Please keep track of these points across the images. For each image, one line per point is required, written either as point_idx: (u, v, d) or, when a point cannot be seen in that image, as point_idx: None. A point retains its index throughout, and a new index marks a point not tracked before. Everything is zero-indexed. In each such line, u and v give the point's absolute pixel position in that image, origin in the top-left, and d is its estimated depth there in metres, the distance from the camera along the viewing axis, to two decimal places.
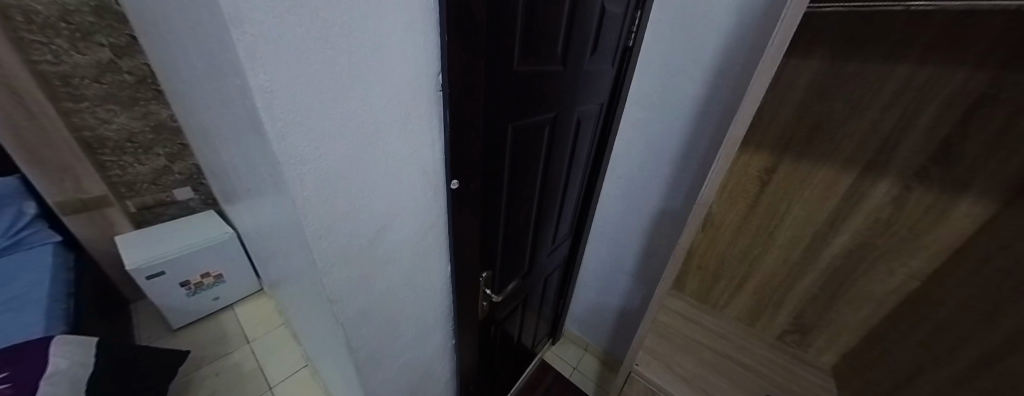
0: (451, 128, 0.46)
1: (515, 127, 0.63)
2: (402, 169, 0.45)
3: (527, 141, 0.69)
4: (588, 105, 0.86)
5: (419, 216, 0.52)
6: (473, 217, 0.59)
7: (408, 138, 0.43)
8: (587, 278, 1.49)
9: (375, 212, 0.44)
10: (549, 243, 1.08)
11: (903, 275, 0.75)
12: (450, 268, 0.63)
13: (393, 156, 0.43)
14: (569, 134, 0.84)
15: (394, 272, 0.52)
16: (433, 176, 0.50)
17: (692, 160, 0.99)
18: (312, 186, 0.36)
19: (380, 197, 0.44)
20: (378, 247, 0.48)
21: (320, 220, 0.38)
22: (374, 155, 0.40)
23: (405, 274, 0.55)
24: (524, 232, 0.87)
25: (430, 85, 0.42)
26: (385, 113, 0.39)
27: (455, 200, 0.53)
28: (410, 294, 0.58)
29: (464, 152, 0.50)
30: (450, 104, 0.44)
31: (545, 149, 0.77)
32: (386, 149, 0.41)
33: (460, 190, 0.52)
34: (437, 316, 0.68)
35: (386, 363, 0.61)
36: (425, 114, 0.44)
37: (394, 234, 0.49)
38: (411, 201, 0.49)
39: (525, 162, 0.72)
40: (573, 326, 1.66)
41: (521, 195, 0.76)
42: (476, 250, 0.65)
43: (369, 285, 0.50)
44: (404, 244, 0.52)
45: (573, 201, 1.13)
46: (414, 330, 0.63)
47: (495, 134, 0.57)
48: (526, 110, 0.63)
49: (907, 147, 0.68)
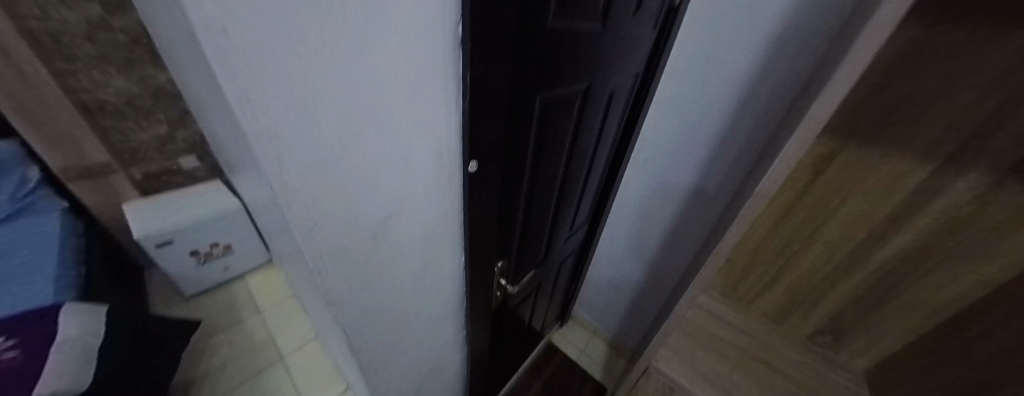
0: (470, 100, 0.37)
1: (541, 100, 0.53)
2: (409, 152, 0.36)
3: (554, 117, 0.59)
4: (621, 76, 0.74)
5: (429, 204, 0.44)
6: (490, 206, 0.51)
7: (418, 113, 0.34)
8: (600, 264, 1.43)
9: (378, 205, 0.37)
10: (566, 230, 1.01)
11: (970, 282, 0.64)
12: (463, 260, 0.57)
13: (400, 137, 0.34)
14: (599, 109, 0.73)
15: (400, 267, 0.45)
16: (446, 157, 0.42)
17: (735, 143, 0.88)
18: (298, 176, 0.27)
19: (384, 186, 0.36)
20: (382, 241, 0.40)
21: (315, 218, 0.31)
22: (377, 137, 0.32)
23: (413, 271, 0.48)
24: (543, 218, 0.80)
25: (446, 41, 0.32)
26: (390, 80, 0.29)
27: (474, 186, 0.45)
28: (418, 291, 0.52)
29: (484, 130, 0.41)
30: (471, 69, 0.34)
31: (571, 126, 0.68)
32: (391, 127, 0.32)
33: (478, 174, 0.44)
34: (447, 309, 0.63)
35: (393, 359, 0.56)
36: (439, 82, 0.35)
37: (400, 227, 0.41)
38: (420, 186, 0.41)
39: (549, 142, 0.62)
40: (582, 311, 1.63)
41: (541, 179, 0.68)
42: (491, 241, 0.58)
43: (375, 286, 0.43)
44: (413, 238, 0.44)
45: (594, 185, 1.04)
46: (422, 325, 0.58)
47: (519, 109, 0.48)
48: (556, 80, 0.53)
49: (1001, 137, 0.53)
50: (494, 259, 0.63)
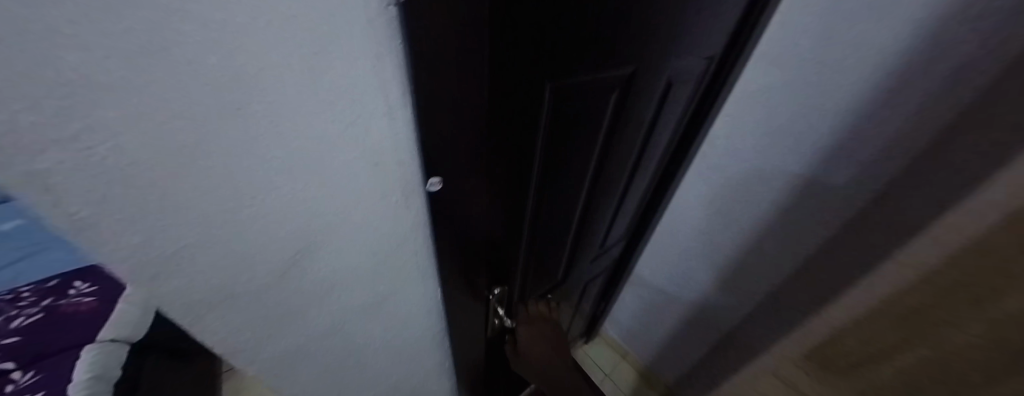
0: (427, 106, 0.24)
1: (555, 96, 0.38)
2: (341, 176, 0.26)
3: (574, 117, 0.44)
4: (684, 61, 0.53)
5: (377, 238, 0.31)
6: (474, 235, 0.39)
7: (343, 126, 0.23)
8: (637, 283, 1.23)
9: (298, 246, 0.27)
10: (595, 248, 0.85)
11: None
12: (440, 297, 0.44)
13: (316, 157, 0.23)
14: (647, 107, 0.55)
15: (335, 317, 0.34)
16: (391, 176, 0.28)
17: (840, 159, 0.59)
18: (144, 216, 0.19)
19: (308, 221, 0.26)
20: (298, 288, 0.29)
21: (184, 261, 0.23)
22: (255, 158, 0.21)
23: (375, 315, 0.38)
24: (564, 233, 0.66)
25: (378, 18, 0.20)
26: (280, 84, 0.19)
27: (436, 212, 0.32)
28: (386, 331, 0.42)
29: (454, 147, 0.28)
30: (420, 57, 0.21)
31: (604, 128, 0.51)
32: (299, 148, 0.22)
33: (441, 195, 0.31)
34: (427, 345, 0.52)
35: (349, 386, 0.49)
36: (376, 77, 0.22)
37: (324, 269, 0.30)
38: (352, 215, 0.28)
39: (567, 148, 0.48)
40: (612, 329, 1.43)
41: (555, 193, 0.53)
42: (481, 273, 0.46)
43: (317, 339, 0.34)
44: (367, 280, 0.34)
45: (637, 197, 0.84)
46: (390, 363, 0.48)
47: (520, 112, 0.34)
48: (580, 67, 0.37)
49: None
50: (488, 289, 0.52)
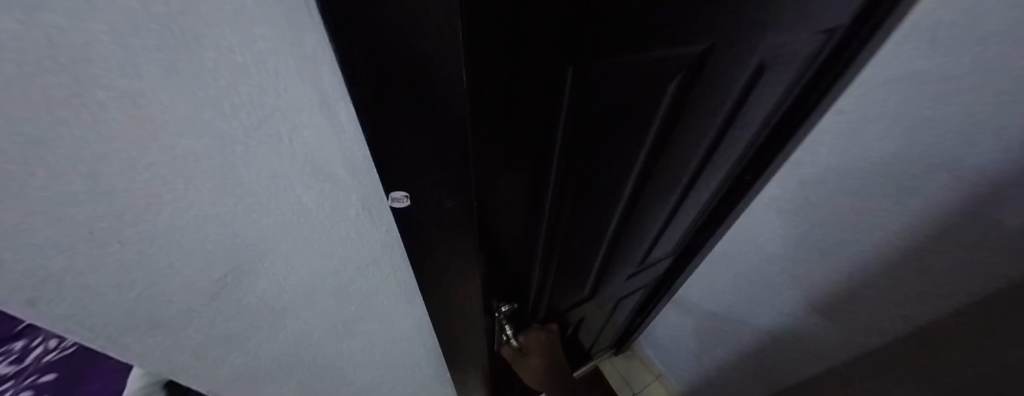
0: (370, 90, 0.17)
1: (580, 80, 0.27)
2: (267, 188, 0.19)
3: (612, 110, 0.32)
4: (813, 42, 0.35)
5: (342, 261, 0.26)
6: (466, 257, 0.31)
7: (255, 119, 0.17)
8: (669, 316, 1.01)
9: (227, 273, 0.21)
10: (632, 266, 0.71)
11: None
12: (433, 324, 0.38)
13: (223, 164, 0.17)
14: (728, 103, 0.39)
15: (307, 340, 0.30)
16: (351, 191, 0.22)
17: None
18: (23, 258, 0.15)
19: (236, 244, 0.20)
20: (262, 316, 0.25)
21: (70, 311, 0.17)
22: (147, 175, 0.16)
23: (350, 338, 0.33)
24: (592, 246, 0.56)
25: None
26: (126, 59, 0.12)
27: (412, 232, 0.26)
28: (371, 356, 0.37)
29: (423, 150, 0.21)
30: (336, 16, 0.13)
31: (657, 126, 0.38)
32: (192, 150, 0.16)
33: (413, 210, 0.24)
34: (426, 368, 0.47)
35: None
36: (287, 49, 0.15)
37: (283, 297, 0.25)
38: (309, 238, 0.23)
39: (599, 150, 0.37)
40: (646, 347, 1.26)
41: (579, 201, 0.43)
42: (479, 295, 0.39)
43: (279, 358, 0.30)
44: (332, 304, 0.28)
45: (676, 226, 0.63)
46: (385, 385, 0.44)
47: (525, 99, 0.25)
48: (625, 41, 0.25)
49: None
50: (490, 307, 0.45)
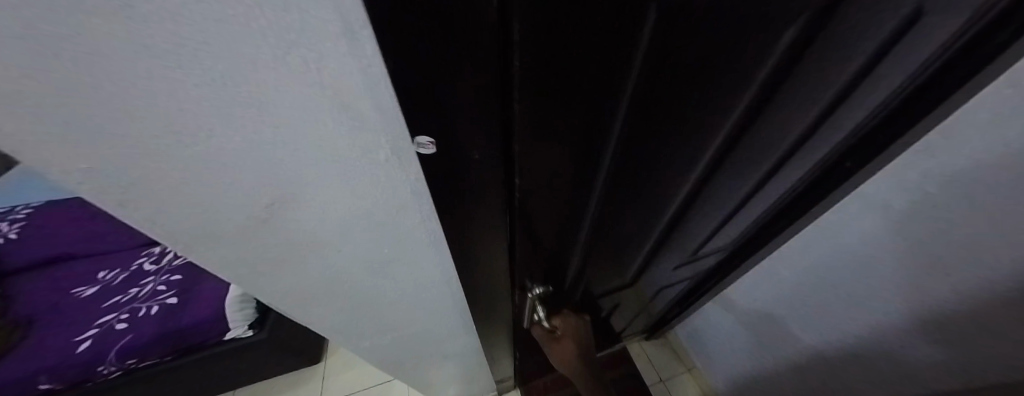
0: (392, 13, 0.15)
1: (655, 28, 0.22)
2: (303, 124, 0.20)
3: (692, 73, 0.26)
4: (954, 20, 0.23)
5: (373, 209, 0.27)
6: (492, 206, 0.32)
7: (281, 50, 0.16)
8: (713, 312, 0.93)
9: (276, 202, 0.23)
10: (682, 255, 0.65)
11: None
12: (460, 278, 0.40)
13: (257, 94, 0.17)
14: (853, 79, 0.29)
15: (347, 276, 0.33)
16: (376, 145, 0.22)
17: None
18: (113, 172, 0.18)
19: (281, 179, 0.22)
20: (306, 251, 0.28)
21: (155, 208, 0.21)
22: (195, 113, 0.17)
23: (384, 277, 0.35)
24: (637, 233, 0.53)
25: None
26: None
27: (438, 184, 0.26)
28: (403, 297, 0.40)
29: (447, 84, 0.19)
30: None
31: (744, 97, 0.31)
32: (230, 79, 0.16)
33: (439, 160, 0.24)
34: (454, 318, 0.50)
35: (384, 346, 0.51)
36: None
37: (324, 238, 0.28)
38: (342, 186, 0.24)
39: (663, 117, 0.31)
40: (681, 337, 1.20)
41: (629, 178, 0.39)
42: (505, 249, 0.39)
43: (324, 285, 0.33)
44: (367, 244, 0.30)
45: (740, 226, 0.55)
46: (418, 326, 0.48)
47: (580, 46, 0.21)
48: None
49: None
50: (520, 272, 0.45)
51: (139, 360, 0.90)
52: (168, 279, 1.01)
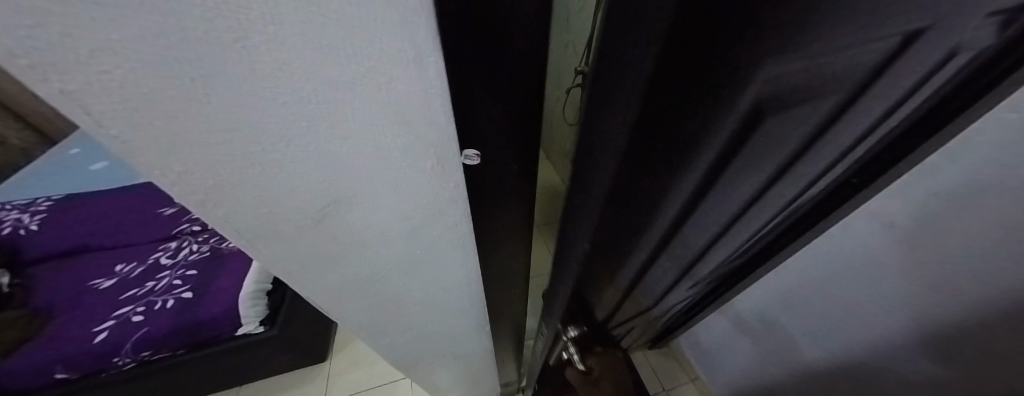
0: (465, 39, 0.18)
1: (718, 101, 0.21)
2: (364, 134, 0.22)
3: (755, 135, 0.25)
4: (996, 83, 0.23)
5: (415, 216, 0.29)
6: (519, 212, 0.34)
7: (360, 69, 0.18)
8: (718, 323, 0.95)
9: (330, 205, 0.25)
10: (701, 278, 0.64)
11: None
12: (483, 280, 0.42)
13: (332, 109, 0.20)
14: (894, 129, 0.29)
15: (382, 276, 0.35)
16: (426, 159, 0.25)
17: None
18: (206, 178, 0.21)
19: (340, 189, 0.24)
20: (351, 251, 0.30)
21: (227, 205, 0.23)
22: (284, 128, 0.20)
23: (414, 278, 0.37)
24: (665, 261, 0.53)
25: None
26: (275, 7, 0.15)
27: (476, 190, 0.28)
28: (426, 296, 0.42)
29: (497, 98, 0.22)
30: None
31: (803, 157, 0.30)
32: (313, 95, 0.19)
33: (480, 169, 0.27)
34: (472, 321, 0.52)
35: (403, 345, 0.52)
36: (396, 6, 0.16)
37: (369, 240, 0.30)
38: (391, 194, 0.26)
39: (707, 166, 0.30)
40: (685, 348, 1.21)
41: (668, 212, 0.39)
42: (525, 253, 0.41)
43: (360, 284, 0.35)
44: (402, 244, 0.32)
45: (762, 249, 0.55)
46: (438, 327, 0.50)
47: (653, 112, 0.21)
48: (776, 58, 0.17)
49: None
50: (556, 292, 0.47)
51: (154, 352, 0.92)
52: (184, 274, 1.03)
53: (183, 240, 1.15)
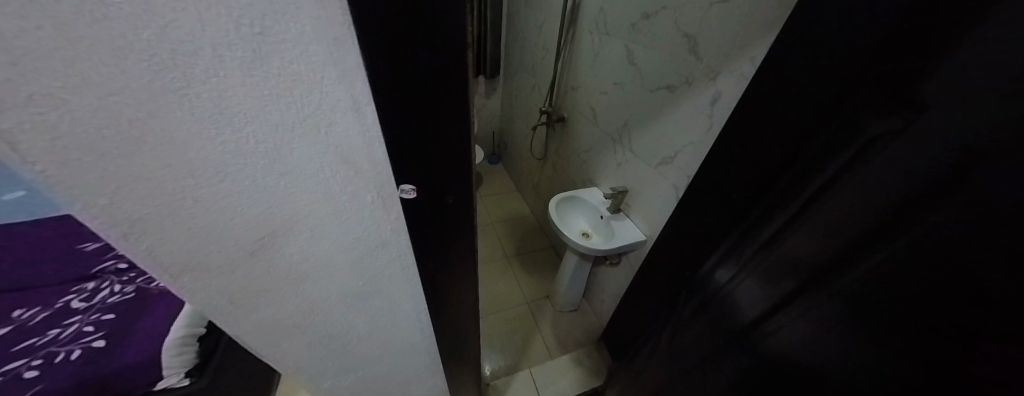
0: (397, 93, 0.22)
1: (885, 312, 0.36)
2: (305, 172, 0.24)
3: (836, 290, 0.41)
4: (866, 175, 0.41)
5: (356, 249, 0.30)
6: (463, 242, 0.36)
7: (300, 115, 0.21)
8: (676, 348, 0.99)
9: (266, 237, 0.26)
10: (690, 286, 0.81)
11: None
12: (432, 313, 0.42)
13: (276, 148, 0.22)
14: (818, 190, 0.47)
15: (322, 311, 0.35)
16: (364, 195, 0.27)
17: None
18: (137, 212, 0.21)
19: (282, 224, 0.26)
20: (291, 287, 0.31)
21: (153, 237, 0.23)
22: (224, 167, 0.21)
23: (358, 313, 0.37)
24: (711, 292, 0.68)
25: (325, 37, 0.18)
26: (223, 64, 0.18)
27: (417, 224, 0.30)
28: (373, 331, 0.41)
29: (427, 138, 0.25)
30: (372, 34, 0.19)
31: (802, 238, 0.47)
32: (253, 135, 0.21)
33: (420, 204, 0.29)
34: (424, 357, 0.51)
35: (349, 388, 0.49)
36: (334, 68, 0.19)
37: (310, 275, 0.31)
38: (333, 229, 0.28)
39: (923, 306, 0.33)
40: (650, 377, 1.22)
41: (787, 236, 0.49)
42: (474, 284, 0.43)
43: (299, 321, 0.35)
44: (344, 277, 0.32)
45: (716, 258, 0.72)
46: (388, 365, 0.48)
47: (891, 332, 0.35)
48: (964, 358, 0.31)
49: None
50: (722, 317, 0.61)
51: None
52: (99, 318, 0.90)
53: (105, 279, 1.02)
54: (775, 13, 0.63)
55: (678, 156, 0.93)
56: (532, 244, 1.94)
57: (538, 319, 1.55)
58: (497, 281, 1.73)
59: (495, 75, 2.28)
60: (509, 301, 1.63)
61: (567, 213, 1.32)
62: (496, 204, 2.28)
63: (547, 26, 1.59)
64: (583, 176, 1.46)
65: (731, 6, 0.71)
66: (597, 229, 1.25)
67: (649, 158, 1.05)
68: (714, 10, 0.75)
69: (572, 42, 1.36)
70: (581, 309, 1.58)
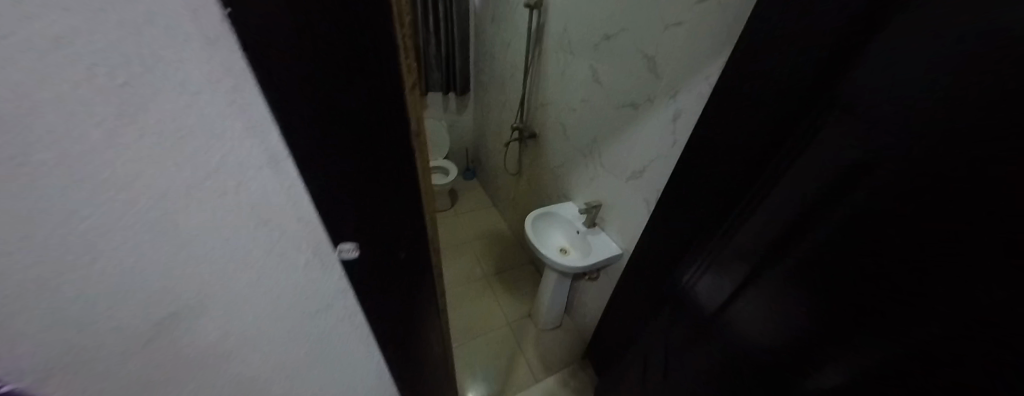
0: (327, 157, 0.19)
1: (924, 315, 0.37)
2: (213, 241, 0.20)
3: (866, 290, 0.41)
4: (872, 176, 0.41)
5: (290, 314, 0.26)
6: (423, 294, 0.32)
7: (194, 177, 0.17)
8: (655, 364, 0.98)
9: (168, 317, 0.21)
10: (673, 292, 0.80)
11: None
12: (393, 370, 0.37)
13: (170, 220, 0.18)
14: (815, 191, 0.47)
15: (259, 382, 0.30)
16: (293, 256, 0.23)
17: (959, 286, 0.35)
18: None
19: (192, 300, 0.21)
20: (212, 365, 0.26)
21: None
22: (98, 248, 0.17)
23: (304, 378, 0.32)
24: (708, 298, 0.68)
25: (218, 95, 0.15)
26: (80, 136, 0.14)
27: (364, 280, 0.27)
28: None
29: (366, 182, 0.22)
30: (279, 66, 0.15)
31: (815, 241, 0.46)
32: (137, 208, 0.17)
33: (361, 258, 0.25)
34: None
35: None
36: (235, 123, 0.16)
37: (237, 349, 0.26)
38: (259, 296, 0.24)
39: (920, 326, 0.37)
40: None
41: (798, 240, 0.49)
42: (439, 333, 0.39)
43: None
44: (280, 347, 0.28)
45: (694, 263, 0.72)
46: None
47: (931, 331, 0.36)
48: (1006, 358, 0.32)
49: None
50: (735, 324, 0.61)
51: None
52: None
53: None
54: (726, 37, 0.67)
55: (647, 170, 0.95)
56: (510, 261, 1.90)
57: (521, 341, 1.49)
58: (476, 304, 1.66)
59: (465, 91, 2.27)
60: (489, 324, 1.57)
61: (544, 230, 1.30)
62: (471, 221, 2.22)
63: (514, 44, 1.61)
64: (558, 191, 1.46)
65: (686, 29, 0.75)
66: (574, 244, 1.25)
67: (619, 172, 1.06)
68: (670, 32, 0.79)
69: (539, 60, 1.39)
70: (563, 326, 1.55)
